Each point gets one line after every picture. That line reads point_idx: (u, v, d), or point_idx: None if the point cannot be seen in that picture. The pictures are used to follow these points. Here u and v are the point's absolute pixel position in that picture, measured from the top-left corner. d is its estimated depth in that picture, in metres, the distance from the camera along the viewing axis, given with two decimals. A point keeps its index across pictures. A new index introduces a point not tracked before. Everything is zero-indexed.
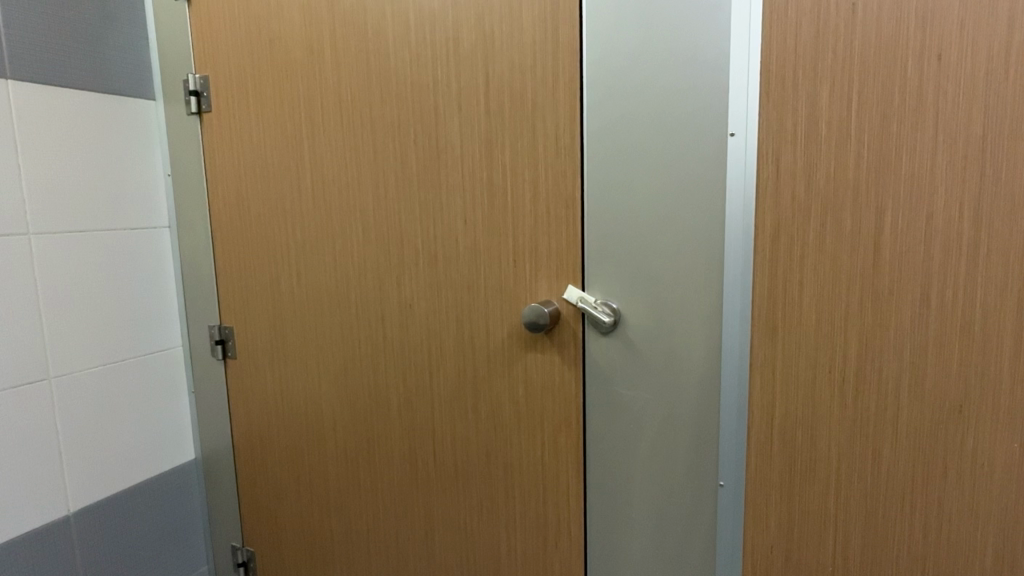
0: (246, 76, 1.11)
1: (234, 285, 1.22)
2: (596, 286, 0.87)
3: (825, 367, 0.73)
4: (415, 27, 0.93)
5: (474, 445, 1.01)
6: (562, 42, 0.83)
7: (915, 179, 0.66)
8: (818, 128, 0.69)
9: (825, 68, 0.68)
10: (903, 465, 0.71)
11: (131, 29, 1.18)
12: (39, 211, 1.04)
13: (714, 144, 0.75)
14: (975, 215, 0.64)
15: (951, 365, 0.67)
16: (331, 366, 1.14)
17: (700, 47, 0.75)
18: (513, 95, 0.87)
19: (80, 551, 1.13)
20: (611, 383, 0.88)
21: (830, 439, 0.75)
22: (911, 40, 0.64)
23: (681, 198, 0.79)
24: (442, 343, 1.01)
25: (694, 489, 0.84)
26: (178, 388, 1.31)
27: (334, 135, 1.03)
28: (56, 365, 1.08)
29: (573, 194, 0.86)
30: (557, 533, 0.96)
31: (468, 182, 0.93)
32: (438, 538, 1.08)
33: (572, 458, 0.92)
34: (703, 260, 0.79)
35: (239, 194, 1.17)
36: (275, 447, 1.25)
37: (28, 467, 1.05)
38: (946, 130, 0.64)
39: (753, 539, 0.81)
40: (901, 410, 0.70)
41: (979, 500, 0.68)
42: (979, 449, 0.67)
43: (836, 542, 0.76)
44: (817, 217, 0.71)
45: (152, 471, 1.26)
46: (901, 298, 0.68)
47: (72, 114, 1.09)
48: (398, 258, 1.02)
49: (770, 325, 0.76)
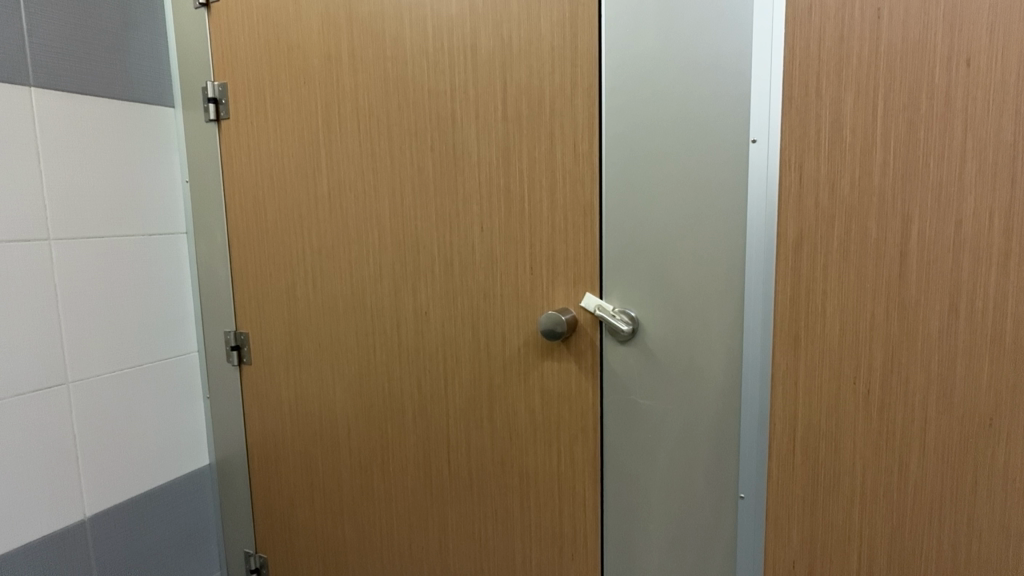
0: (264, 83, 1.12)
1: (251, 291, 1.22)
2: (614, 294, 0.86)
3: (848, 379, 0.72)
4: (432, 34, 0.93)
5: (489, 455, 1.00)
6: (581, 49, 0.82)
7: (942, 186, 0.64)
8: (842, 135, 0.68)
9: (849, 74, 0.67)
10: (931, 480, 0.69)
11: (151, 36, 1.19)
12: (58, 216, 1.06)
13: (736, 150, 0.74)
14: (1007, 224, 0.62)
15: (980, 376, 0.66)
16: (344, 373, 1.14)
17: (720, 54, 0.74)
18: (531, 102, 0.87)
19: (95, 555, 1.13)
20: (628, 392, 0.87)
21: (854, 452, 0.73)
22: (939, 46, 0.63)
23: (700, 205, 0.78)
24: (458, 351, 1.00)
25: (715, 502, 0.83)
26: (192, 392, 1.31)
27: (350, 141, 1.04)
28: (75, 369, 1.09)
29: (591, 201, 0.85)
30: (573, 545, 0.95)
31: (484, 189, 0.92)
32: (452, 546, 1.07)
33: (589, 469, 0.91)
34: (723, 266, 0.78)
35: (257, 199, 1.17)
36: (289, 454, 1.25)
37: (44, 470, 1.05)
38: (976, 136, 0.62)
39: (774, 555, 0.79)
40: (929, 423, 0.69)
41: (1011, 517, 0.66)
42: (1011, 465, 0.66)
43: (861, 558, 0.75)
44: (841, 226, 0.70)
45: (166, 476, 1.26)
46: (929, 308, 0.67)
47: (94, 122, 1.11)
48: (414, 264, 1.02)
49: (793, 336, 0.74)
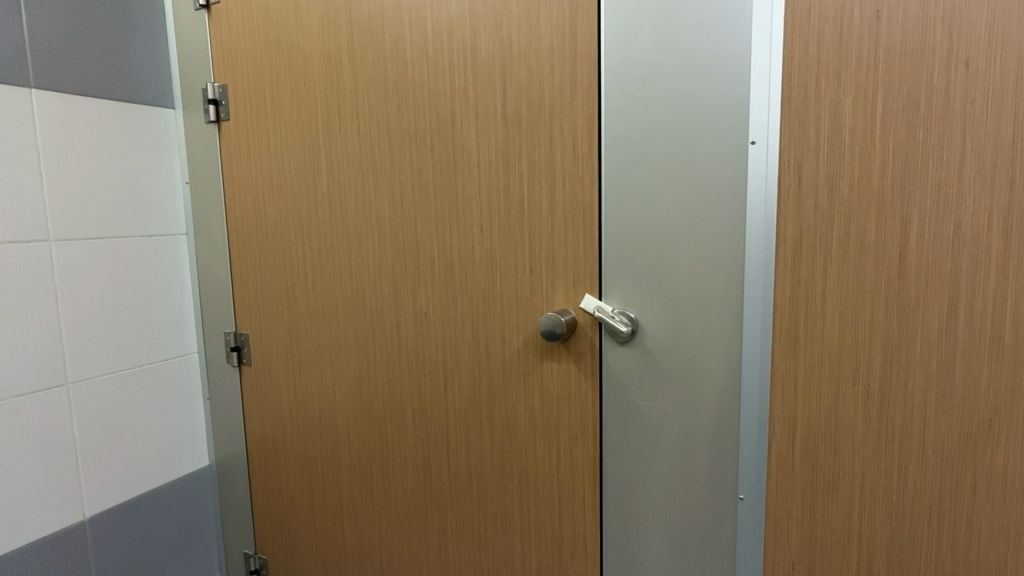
0: (264, 84, 1.12)
1: (251, 292, 1.22)
2: (613, 295, 0.86)
3: (847, 381, 0.72)
4: (432, 36, 0.93)
5: (489, 456, 1.00)
6: (581, 50, 0.82)
7: (942, 187, 0.64)
8: (841, 137, 0.68)
9: (849, 76, 0.67)
10: (931, 481, 0.69)
11: (151, 38, 1.19)
12: (59, 217, 1.06)
13: (735, 151, 0.74)
14: (1007, 226, 0.62)
15: (980, 378, 0.66)
16: (344, 374, 1.14)
17: (720, 56, 0.74)
18: (531, 103, 0.87)
19: (95, 556, 1.13)
20: (628, 393, 0.87)
21: (853, 453, 0.73)
22: (939, 48, 0.63)
23: (699, 206, 0.78)
24: (458, 352, 1.00)
25: (714, 503, 0.83)
26: (192, 392, 1.31)
27: (350, 142, 1.04)
28: (75, 370, 1.09)
29: (591, 203, 0.85)
30: (572, 546, 0.95)
31: (484, 190, 0.93)
32: (452, 547, 1.07)
33: (588, 470, 0.91)
34: (723, 267, 0.77)
35: (257, 200, 1.17)
36: (289, 455, 1.25)
37: (44, 470, 1.05)
38: (975, 139, 0.62)
39: (774, 556, 0.79)
40: (928, 425, 0.69)
41: (1010, 518, 0.66)
42: (1011, 467, 0.66)
43: (860, 560, 0.75)
44: (841, 226, 0.70)
45: (166, 476, 1.26)
46: (929, 309, 0.67)
47: (94, 123, 1.11)
48: (414, 265, 1.02)
49: (793, 337, 0.74)
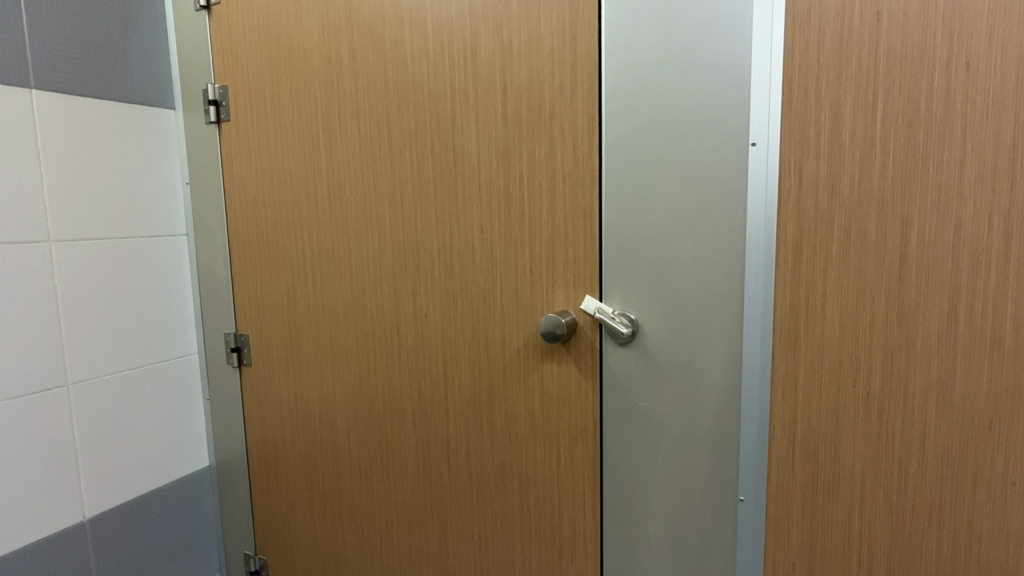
0: (264, 85, 1.12)
1: (251, 293, 1.22)
2: (614, 296, 0.86)
3: (848, 382, 0.72)
4: (432, 37, 0.93)
5: (489, 456, 1.00)
6: (581, 52, 0.82)
7: (942, 189, 0.64)
8: (841, 139, 0.68)
9: (849, 77, 0.67)
10: (931, 482, 0.69)
11: (152, 38, 1.19)
12: (59, 217, 1.06)
13: (735, 153, 0.74)
14: (1007, 227, 0.62)
15: (980, 379, 0.66)
16: (344, 375, 1.14)
17: (720, 58, 0.74)
18: (531, 104, 0.87)
19: (95, 556, 1.13)
20: (628, 394, 0.87)
21: (854, 454, 0.73)
22: (939, 49, 0.63)
23: (700, 207, 0.78)
24: (458, 352, 1.00)
25: (714, 504, 0.83)
26: (192, 392, 1.31)
27: (350, 142, 1.04)
28: (75, 369, 1.09)
29: (591, 204, 0.85)
30: (572, 547, 0.95)
31: (484, 191, 0.93)
32: (452, 547, 1.07)
33: (588, 471, 0.91)
34: (723, 268, 0.77)
35: (257, 200, 1.17)
36: (289, 455, 1.25)
37: (44, 470, 1.05)
38: (975, 140, 0.62)
39: (774, 557, 0.79)
40: (928, 426, 0.69)
41: (1011, 520, 0.66)
42: (1011, 468, 0.66)
43: (861, 561, 0.75)
44: (841, 228, 0.70)
45: (167, 477, 1.26)
46: (929, 311, 0.67)
47: (94, 123, 1.11)
48: (414, 266, 1.02)
49: (793, 338, 0.74)
